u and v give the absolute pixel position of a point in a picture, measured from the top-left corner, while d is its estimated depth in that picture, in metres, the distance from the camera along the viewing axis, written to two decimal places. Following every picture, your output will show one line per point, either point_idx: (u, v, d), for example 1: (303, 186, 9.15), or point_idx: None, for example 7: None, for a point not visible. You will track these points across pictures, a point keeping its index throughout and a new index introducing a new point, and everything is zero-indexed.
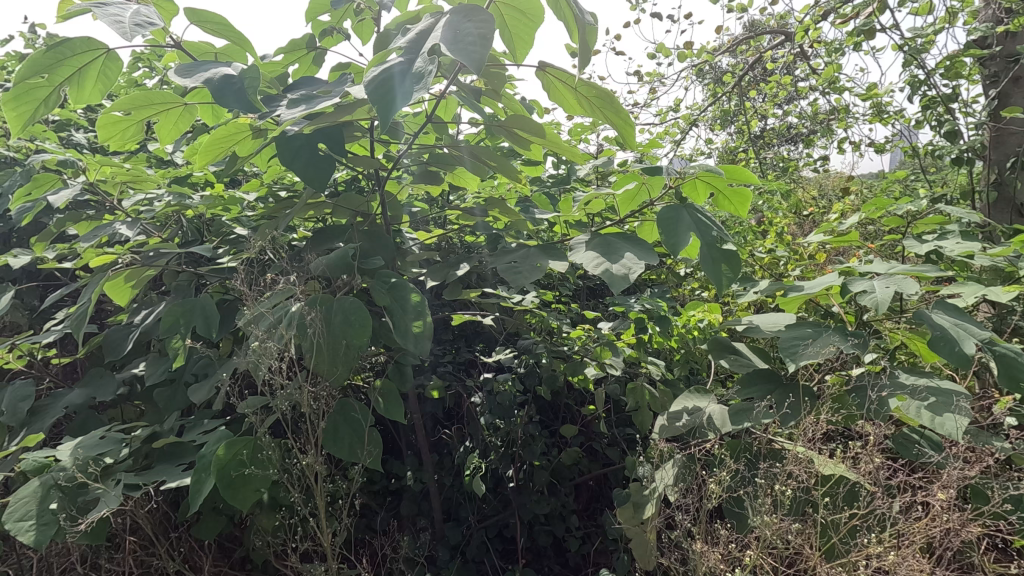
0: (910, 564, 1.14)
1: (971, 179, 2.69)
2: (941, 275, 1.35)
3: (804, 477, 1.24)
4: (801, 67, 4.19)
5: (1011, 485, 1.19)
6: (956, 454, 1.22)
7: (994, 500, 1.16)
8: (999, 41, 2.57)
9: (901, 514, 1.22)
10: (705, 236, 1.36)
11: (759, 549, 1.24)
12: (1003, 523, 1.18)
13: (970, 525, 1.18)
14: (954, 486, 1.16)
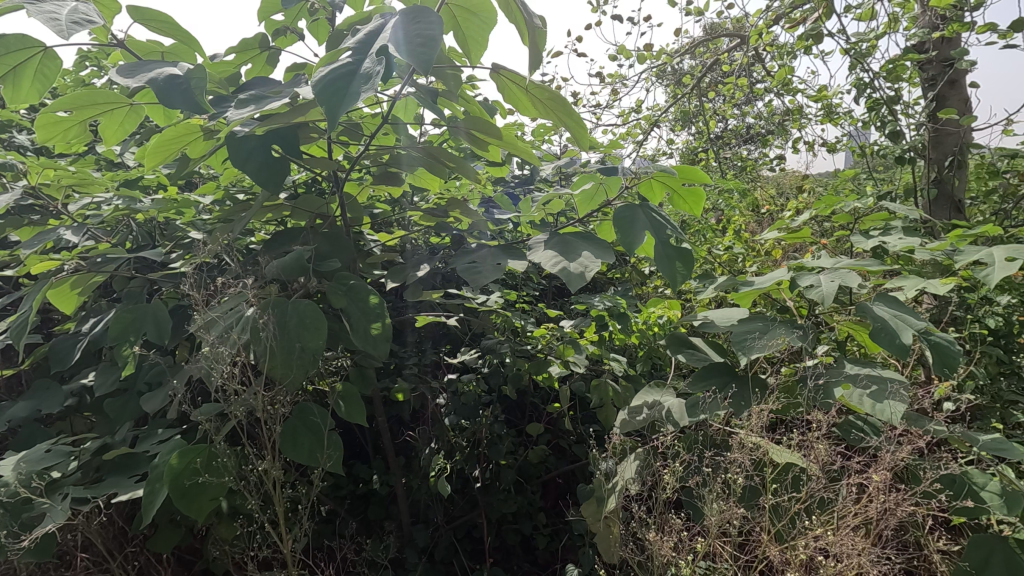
0: (846, 544, 1.18)
1: (913, 177, 2.83)
2: (882, 269, 1.41)
3: (749, 464, 1.27)
4: (757, 69, 4.33)
5: (944, 466, 1.23)
6: (892, 438, 1.27)
7: (926, 480, 1.20)
8: (936, 46, 2.71)
9: (841, 497, 1.27)
10: (659, 235, 1.39)
11: (706, 535, 1.27)
12: (937, 502, 1.22)
13: (904, 504, 1.22)
14: (887, 468, 1.20)
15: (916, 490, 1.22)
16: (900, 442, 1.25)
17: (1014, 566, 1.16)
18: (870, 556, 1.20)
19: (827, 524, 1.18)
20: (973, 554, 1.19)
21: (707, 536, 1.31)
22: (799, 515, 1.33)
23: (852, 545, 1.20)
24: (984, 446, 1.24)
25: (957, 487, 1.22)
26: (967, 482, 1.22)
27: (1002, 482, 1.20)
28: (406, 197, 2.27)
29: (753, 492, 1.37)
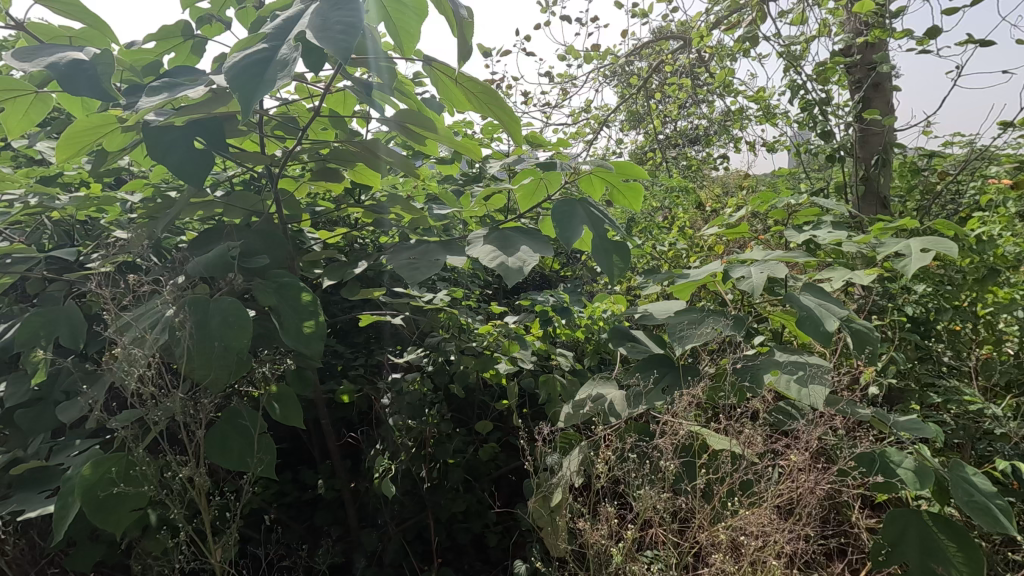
0: (766, 524, 1.21)
1: (844, 175, 2.97)
2: (809, 260, 1.46)
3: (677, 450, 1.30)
4: (700, 72, 4.46)
5: (861, 445, 1.28)
6: (813, 420, 1.31)
7: (843, 460, 1.25)
8: (861, 51, 2.86)
9: (766, 477, 1.30)
10: (598, 229, 1.40)
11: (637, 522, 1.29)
12: (854, 481, 1.26)
13: (823, 483, 1.26)
14: (805, 448, 1.24)
15: (833, 468, 1.26)
16: (820, 422, 1.30)
17: (928, 541, 1.22)
18: (791, 536, 1.24)
19: (745, 504, 1.21)
20: (889, 530, 1.24)
21: (640, 523, 1.33)
22: (727, 497, 1.36)
23: (771, 523, 1.23)
24: (901, 426, 1.29)
25: (874, 465, 1.26)
26: (884, 460, 1.27)
27: (917, 459, 1.24)
28: (349, 194, 2.22)
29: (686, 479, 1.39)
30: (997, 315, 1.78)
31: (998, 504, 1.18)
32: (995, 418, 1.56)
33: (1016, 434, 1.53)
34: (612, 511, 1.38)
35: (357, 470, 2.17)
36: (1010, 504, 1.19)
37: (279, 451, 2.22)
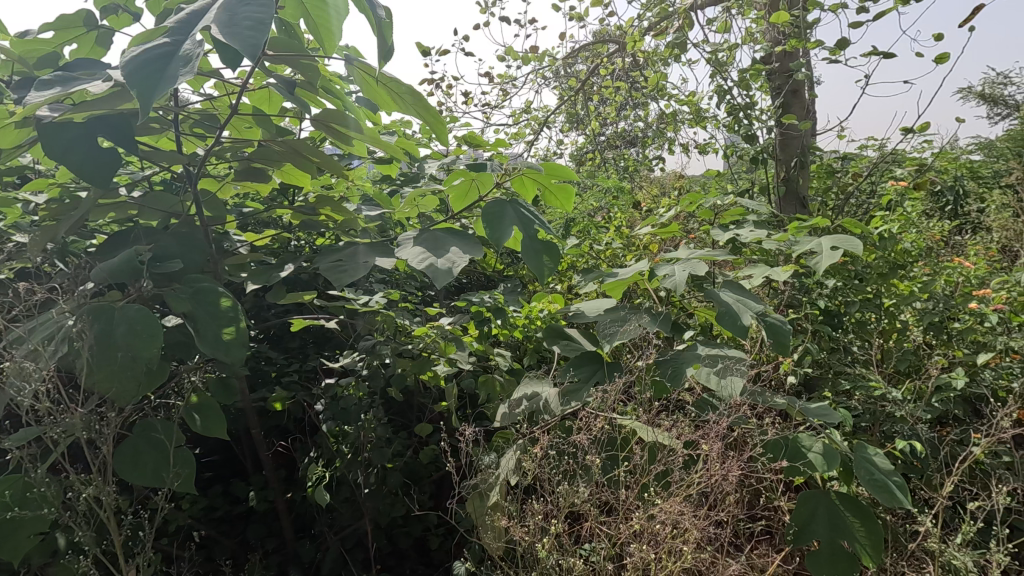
0: (682, 513, 1.26)
1: (767, 176, 3.14)
2: (729, 258, 1.54)
3: (601, 445, 1.33)
4: (636, 75, 4.60)
5: (772, 433, 1.34)
6: (729, 411, 1.37)
7: (754, 448, 1.31)
8: (780, 59, 3.03)
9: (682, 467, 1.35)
10: (527, 229, 1.42)
11: (561, 516, 1.33)
12: (766, 467, 1.33)
13: (735, 470, 1.32)
14: (719, 438, 1.29)
15: (743, 454, 1.32)
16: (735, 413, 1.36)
17: (836, 519, 1.30)
18: (707, 522, 1.30)
19: (660, 494, 1.25)
20: (801, 512, 1.32)
21: (566, 517, 1.36)
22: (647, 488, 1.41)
23: (685, 511, 1.28)
24: (812, 412, 1.35)
25: (786, 450, 1.33)
26: (796, 446, 1.33)
27: (825, 443, 1.31)
28: (280, 195, 2.15)
29: (614, 472, 1.42)
30: (899, 306, 1.92)
31: (894, 482, 1.28)
32: (896, 400, 1.69)
33: (913, 416, 1.66)
34: (540, 508, 1.40)
35: (293, 479, 2.10)
36: (905, 481, 1.29)
37: (208, 464, 2.12)
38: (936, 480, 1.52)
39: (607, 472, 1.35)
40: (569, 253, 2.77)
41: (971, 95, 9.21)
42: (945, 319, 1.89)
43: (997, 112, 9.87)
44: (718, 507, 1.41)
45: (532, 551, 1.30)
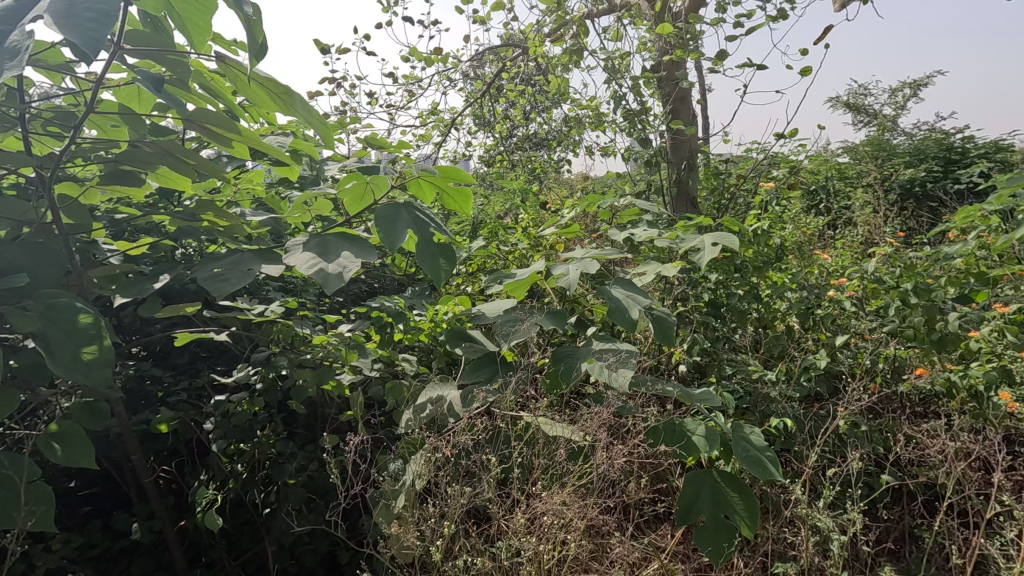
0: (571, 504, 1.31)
1: (660, 177, 3.33)
2: (620, 257, 1.61)
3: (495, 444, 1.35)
4: (540, 79, 4.70)
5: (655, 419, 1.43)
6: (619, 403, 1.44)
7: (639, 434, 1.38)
8: (668, 68, 3.23)
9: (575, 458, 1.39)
10: (422, 232, 1.41)
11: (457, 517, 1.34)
12: (651, 453, 1.41)
13: (622, 458, 1.39)
14: (604, 429, 1.36)
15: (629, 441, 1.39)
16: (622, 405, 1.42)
17: (718, 497, 1.41)
18: (598, 509, 1.37)
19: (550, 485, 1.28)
20: (687, 493, 1.41)
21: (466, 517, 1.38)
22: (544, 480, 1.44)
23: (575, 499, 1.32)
24: (696, 398, 1.41)
25: (672, 435, 1.40)
26: (682, 431, 1.41)
27: (707, 426, 1.40)
28: (160, 201, 2.00)
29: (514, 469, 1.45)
30: (773, 296, 2.11)
31: (767, 456, 1.38)
32: (771, 382, 1.85)
33: (785, 395, 1.83)
34: (440, 511, 1.41)
35: (184, 505, 1.96)
36: (777, 455, 1.40)
37: (86, 497, 1.94)
38: (805, 452, 1.68)
39: (502, 469, 1.37)
40: (477, 254, 2.78)
41: (836, 104, 10.29)
42: (812, 306, 2.09)
43: (859, 120, 11.12)
44: (611, 493, 1.49)
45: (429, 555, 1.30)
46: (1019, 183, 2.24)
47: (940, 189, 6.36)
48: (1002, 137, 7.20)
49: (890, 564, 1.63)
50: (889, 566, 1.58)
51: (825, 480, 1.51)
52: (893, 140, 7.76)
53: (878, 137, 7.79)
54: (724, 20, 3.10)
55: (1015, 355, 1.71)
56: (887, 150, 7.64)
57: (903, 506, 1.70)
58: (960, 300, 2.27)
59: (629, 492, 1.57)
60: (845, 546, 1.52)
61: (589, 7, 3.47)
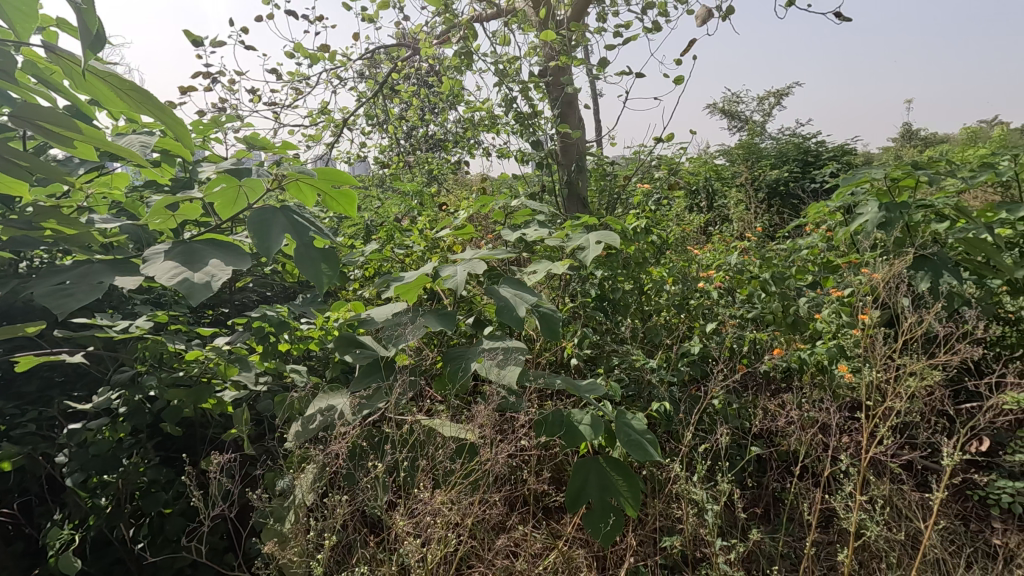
0: (463, 503, 1.33)
1: (552, 179, 3.45)
2: (506, 257, 1.67)
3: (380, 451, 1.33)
4: (433, 80, 4.67)
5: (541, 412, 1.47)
6: (506, 402, 1.47)
7: (525, 429, 1.42)
8: (554, 73, 3.36)
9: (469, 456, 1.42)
10: (300, 237, 1.35)
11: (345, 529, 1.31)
12: (538, 446, 1.46)
13: (510, 453, 1.43)
14: (492, 427, 1.38)
15: (517, 434, 1.43)
16: (509, 403, 1.46)
17: (603, 481, 1.49)
18: (490, 505, 1.39)
19: (442, 485, 1.29)
20: (576, 480, 1.49)
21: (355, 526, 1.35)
22: (439, 482, 1.44)
23: (467, 496, 1.34)
24: (582, 390, 1.48)
25: (561, 426, 1.46)
26: (570, 422, 1.47)
27: (592, 414, 1.48)
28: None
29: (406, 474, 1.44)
30: (653, 289, 2.26)
31: (647, 438, 1.48)
32: (653, 369, 1.99)
33: (665, 380, 1.97)
34: (331, 526, 1.37)
35: (37, 550, 1.74)
36: (655, 436, 1.50)
37: None
38: (683, 432, 1.83)
39: (394, 474, 1.35)
40: (371, 258, 2.71)
41: (712, 110, 11.23)
42: (686, 297, 2.28)
43: (732, 125, 12.18)
44: (505, 489, 1.53)
45: (320, 570, 1.26)
46: (851, 182, 2.57)
47: (799, 187, 7.14)
48: (846, 142, 8.23)
49: (758, 526, 1.81)
50: (757, 528, 1.76)
51: (697, 455, 1.67)
52: (760, 144, 8.60)
53: (749, 141, 8.60)
54: (603, 29, 3.28)
55: (849, 332, 1.98)
56: (755, 153, 8.45)
57: (768, 472, 1.91)
58: (811, 286, 2.57)
59: (524, 485, 1.62)
60: (718, 513, 1.67)
61: (477, 11, 3.52)
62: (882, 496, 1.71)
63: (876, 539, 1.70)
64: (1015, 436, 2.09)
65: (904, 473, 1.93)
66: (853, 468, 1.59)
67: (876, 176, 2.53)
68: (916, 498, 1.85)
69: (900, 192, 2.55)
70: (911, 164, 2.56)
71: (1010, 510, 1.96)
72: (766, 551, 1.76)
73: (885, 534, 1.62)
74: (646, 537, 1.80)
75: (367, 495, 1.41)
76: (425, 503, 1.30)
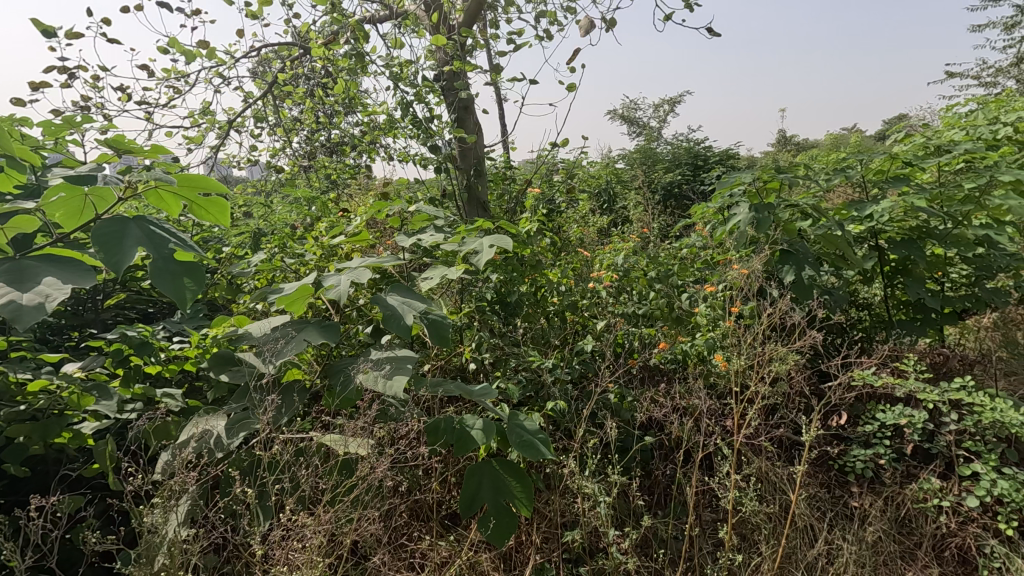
0: (347, 521, 1.28)
1: (452, 183, 3.43)
2: (393, 264, 1.64)
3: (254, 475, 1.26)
4: (327, 80, 4.49)
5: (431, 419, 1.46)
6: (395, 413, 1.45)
7: (413, 438, 1.40)
8: (449, 78, 3.36)
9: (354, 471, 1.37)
10: (158, 250, 1.23)
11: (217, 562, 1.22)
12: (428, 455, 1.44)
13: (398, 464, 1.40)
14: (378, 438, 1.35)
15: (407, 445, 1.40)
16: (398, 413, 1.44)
17: (496, 483, 1.51)
18: (379, 520, 1.36)
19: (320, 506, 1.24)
20: (469, 485, 1.49)
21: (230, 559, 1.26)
22: (324, 502, 1.38)
23: (352, 513, 1.30)
24: (474, 395, 1.47)
25: (451, 432, 1.46)
26: (462, 427, 1.46)
27: (484, 419, 1.48)
28: None
29: (288, 496, 1.37)
30: (548, 291, 2.32)
31: (539, 438, 1.50)
32: (549, 370, 2.04)
33: (560, 380, 2.03)
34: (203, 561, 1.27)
35: None
36: (548, 435, 1.52)
37: None
38: (576, 429, 1.90)
39: (273, 497, 1.29)
40: (256, 269, 2.55)
41: (612, 116, 11.74)
42: (580, 297, 2.35)
43: (632, 131, 12.83)
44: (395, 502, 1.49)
45: None
46: (725, 184, 2.78)
47: (691, 189, 7.63)
48: (730, 148, 8.91)
49: (651, 511, 1.90)
50: (648, 513, 1.85)
51: (588, 450, 1.74)
52: (657, 148, 9.11)
53: (645, 146, 9.05)
54: (496, 35, 3.31)
55: (725, 325, 2.13)
56: (652, 157, 8.91)
57: (658, 459, 2.02)
58: (695, 283, 2.74)
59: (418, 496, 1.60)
60: (611, 505, 1.74)
61: (368, 13, 3.44)
62: (755, 473, 1.87)
63: (752, 513, 1.85)
64: (866, 409, 2.36)
65: (776, 450, 2.12)
66: (729, 450, 1.71)
67: (746, 180, 2.76)
68: (785, 471, 2.03)
69: (768, 193, 2.78)
70: (775, 168, 2.81)
71: (863, 474, 2.21)
72: (657, 535, 1.87)
73: (758, 507, 1.77)
74: (546, 534, 1.83)
75: (247, 523, 1.33)
76: (306, 526, 1.24)
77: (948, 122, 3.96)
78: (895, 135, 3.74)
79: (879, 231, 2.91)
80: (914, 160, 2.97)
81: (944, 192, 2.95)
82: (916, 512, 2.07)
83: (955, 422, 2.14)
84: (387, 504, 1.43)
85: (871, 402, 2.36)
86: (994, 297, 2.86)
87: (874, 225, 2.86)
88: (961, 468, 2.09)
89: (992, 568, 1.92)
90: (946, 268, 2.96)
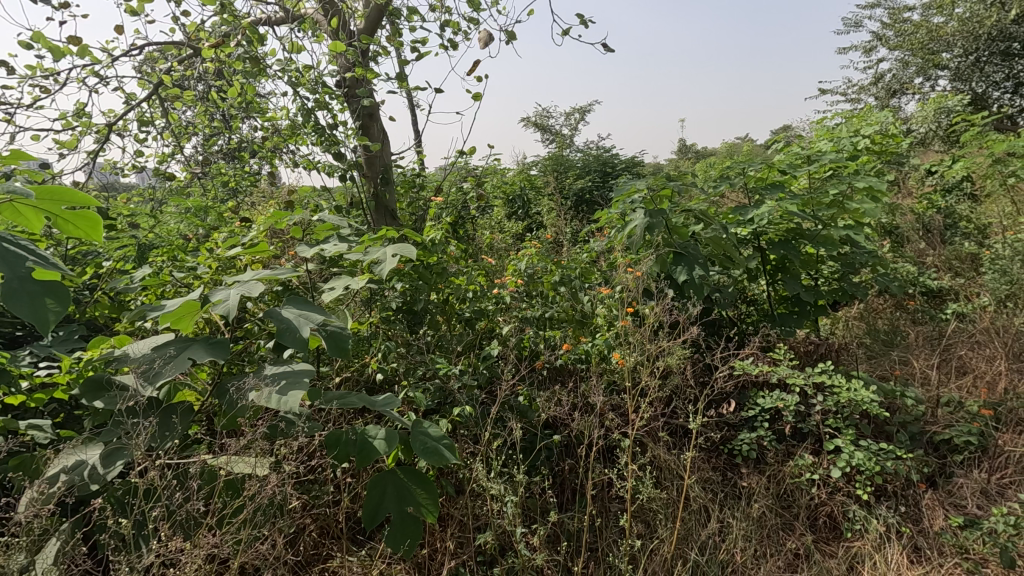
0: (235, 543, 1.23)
1: (358, 192, 3.37)
2: (289, 276, 1.60)
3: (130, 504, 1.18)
4: (221, 83, 4.25)
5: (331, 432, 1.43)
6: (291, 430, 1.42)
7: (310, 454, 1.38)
8: (352, 84, 3.30)
9: (247, 491, 1.33)
10: (13, 269, 1.12)
11: None
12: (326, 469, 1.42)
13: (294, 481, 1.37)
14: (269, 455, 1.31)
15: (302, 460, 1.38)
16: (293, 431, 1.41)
17: (401, 491, 1.51)
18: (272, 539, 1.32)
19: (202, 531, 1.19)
20: (372, 495, 1.48)
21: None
22: (212, 526, 1.32)
23: (242, 535, 1.26)
24: (377, 406, 1.46)
25: (353, 443, 1.44)
26: (365, 438, 1.45)
27: (388, 428, 1.47)
28: None
29: (173, 523, 1.30)
30: (455, 298, 2.35)
31: (444, 443, 1.51)
32: (456, 376, 2.07)
33: (466, 385, 2.06)
34: None
35: None
36: (452, 441, 1.54)
37: None
38: (483, 432, 1.94)
39: (154, 525, 1.22)
40: (142, 286, 2.37)
41: (525, 123, 11.97)
42: (487, 304, 2.40)
43: (545, 138, 13.15)
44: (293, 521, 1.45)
45: None
46: (622, 192, 2.95)
47: (601, 195, 7.93)
48: (635, 156, 9.35)
49: (556, 506, 1.98)
50: (554, 509, 1.92)
51: (493, 452, 1.78)
52: (568, 155, 9.37)
53: (557, 153, 9.29)
54: (399, 42, 3.29)
55: (622, 326, 2.26)
56: (564, 164, 9.16)
57: (563, 457, 2.11)
58: (597, 286, 2.88)
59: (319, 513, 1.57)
60: (516, 503, 1.80)
61: (263, 15, 3.31)
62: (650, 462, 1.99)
63: (649, 500, 1.97)
64: (750, 396, 2.59)
65: (672, 440, 2.27)
66: (624, 443, 1.82)
67: (641, 187, 2.93)
68: (680, 459, 2.19)
69: (661, 200, 2.98)
70: (667, 176, 3.02)
71: (749, 456, 2.42)
72: (564, 529, 1.94)
73: (654, 493, 1.89)
74: (456, 537, 1.86)
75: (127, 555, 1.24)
76: (190, 552, 1.18)
77: (818, 134, 4.41)
78: (774, 146, 4.11)
79: (759, 234, 3.21)
80: (787, 169, 3.30)
81: (812, 198, 3.29)
82: (792, 486, 2.29)
83: (821, 403, 2.41)
84: (285, 523, 1.40)
85: (753, 389, 2.60)
86: (856, 290, 3.23)
87: (754, 228, 3.14)
88: (826, 443, 2.35)
89: (854, 530, 2.17)
90: (816, 266, 3.30)
